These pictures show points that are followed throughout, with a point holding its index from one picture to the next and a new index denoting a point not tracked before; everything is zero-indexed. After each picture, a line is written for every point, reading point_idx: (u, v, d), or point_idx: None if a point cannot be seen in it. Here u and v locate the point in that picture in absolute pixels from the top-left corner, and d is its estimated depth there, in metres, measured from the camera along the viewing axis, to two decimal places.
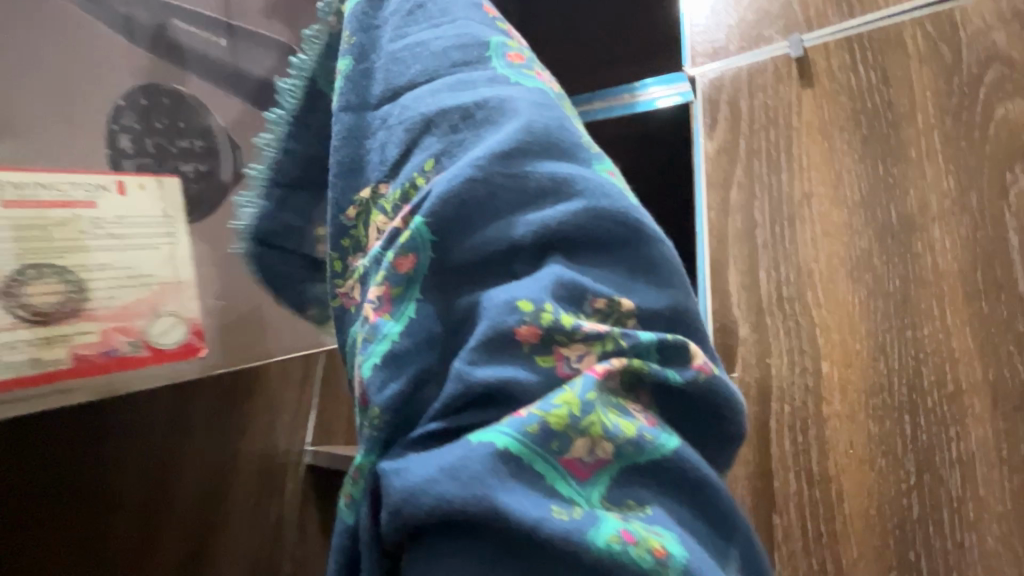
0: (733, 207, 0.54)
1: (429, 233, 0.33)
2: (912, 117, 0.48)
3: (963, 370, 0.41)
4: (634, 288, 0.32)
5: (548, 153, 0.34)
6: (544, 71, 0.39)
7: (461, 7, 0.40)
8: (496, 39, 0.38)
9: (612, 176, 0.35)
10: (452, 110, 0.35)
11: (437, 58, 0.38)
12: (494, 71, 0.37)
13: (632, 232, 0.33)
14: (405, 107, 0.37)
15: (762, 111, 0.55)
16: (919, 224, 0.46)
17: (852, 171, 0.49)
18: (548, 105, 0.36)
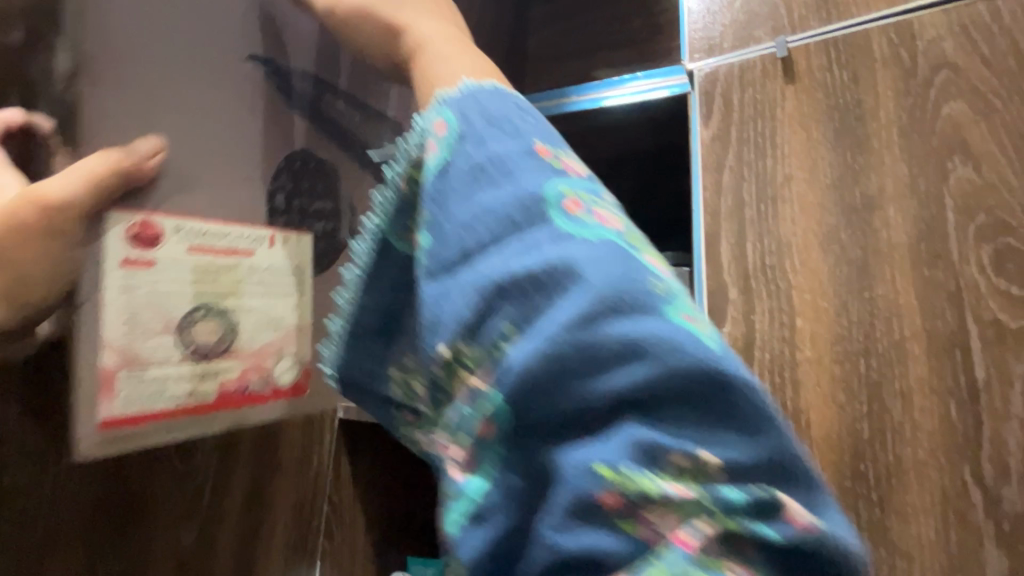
0: (725, 189, 0.63)
1: (507, 450, 0.26)
2: (875, 113, 0.57)
3: (907, 322, 0.52)
4: (728, 443, 0.24)
5: (619, 310, 0.25)
6: (606, 207, 0.29)
7: (509, 142, 0.30)
8: (551, 186, 0.29)
9: (693, 322, 0.26)
10: (522, 276, 0.26)
11: (501, 218, 0.28)
12: (557, 228, 0.27)
13: (727, 400, 0.24)
14: (477, 268, 0.27)
15: (751, 105, 0.64)
16: (878, 204, 0.55)
17: (826, 158, 0.59)
18: (627, 255, 0.27)
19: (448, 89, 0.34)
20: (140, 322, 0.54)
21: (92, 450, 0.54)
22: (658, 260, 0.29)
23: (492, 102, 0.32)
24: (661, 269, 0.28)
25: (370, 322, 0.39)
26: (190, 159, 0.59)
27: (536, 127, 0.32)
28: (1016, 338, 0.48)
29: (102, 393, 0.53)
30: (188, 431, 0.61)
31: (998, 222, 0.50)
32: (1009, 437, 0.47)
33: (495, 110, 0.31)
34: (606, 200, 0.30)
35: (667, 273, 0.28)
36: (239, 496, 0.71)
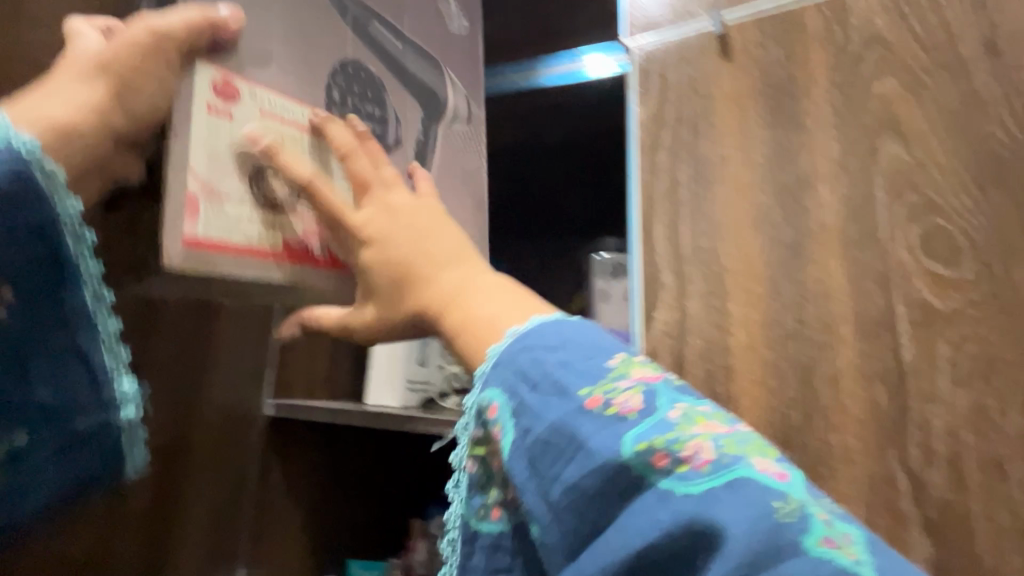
0: (660, 170, 0.61)
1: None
2: (808, 91, 0.56)
3: (837, 305, 0.50)
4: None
5: (758, 566, 0.30)
6: (689, 440, 0.35)
7: (569, 412, 0.37)
8: (629, 445, 0.35)
9: (835, 546, 0.31)
10: (651, 548, 0.32)
11: (591, 490, 0.35)
12: (665, 492, 0.33)
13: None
14: (566, 482, 0.36)
15: (688, 84, 0.61)
16: (810, 184, 0.54)
17: (760, 138, 0.57)
18: (736, 485, 0.33)
19: (497, 343, 0.43)
20: (218, 158, 0.46)
21: (177, 258, 0.43)
22: (764, 460, 0.35)
23: (557, 346, 0.41)
24: (774, 473, 0.34)
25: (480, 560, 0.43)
26: (257, 32, 0.50)
27: (586, 365, 0.40)
28: (943, 320, 0.47)
29: (183, 210, 0.43)
30: (248, 268, 0.47)
31: (926, 203, 0.49)
32: (935, 422, 0.46)
33: (550, 360, 0.40)
34: (661, 397, 0.38)
35: (778, 476, 0.34)
36: (147, 491, 0.68)
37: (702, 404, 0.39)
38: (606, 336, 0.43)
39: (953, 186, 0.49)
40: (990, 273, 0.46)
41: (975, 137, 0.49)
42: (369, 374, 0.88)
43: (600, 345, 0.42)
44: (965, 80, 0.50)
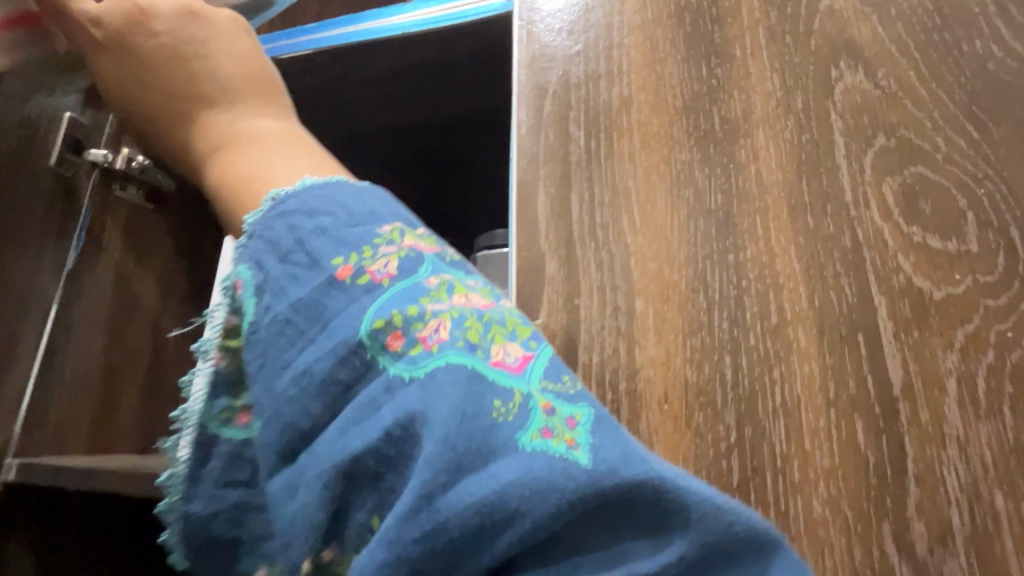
0: (546, 121, 0.44)
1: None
2: (736, 12, 0.41)
3: (788, 297, 0.34)
4: (613, 553, 0.21)
5: (460, 479, 0.21)
6: (430, 318, 0.25)
7: (314, 286, 0.26)
8: (363, 325, 0.25)
9: (555, 439, 0.22)
10: (362, 455, 0.22)
11: (322, 381, 0.24)
12: (392, 377, 0.24)
13: (597, 509, 0.21)
14: (297, 375, 0.25)
15: (581, 11, 0.46)
16: (742, 131, 0.38)
17: (674, 73, 0.41)
18: (474, 382, 0.23)
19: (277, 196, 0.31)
20: None
21: None
22: (504, 347, 0.25)
23: (316, 205, 0.29)
24: (511, 363, 0.24)
25: (207, 491, 0.28)
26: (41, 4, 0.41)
27: (347, 226, 0.28)
28: (941, 313, 0.31)
29: None
30: None
31: (902, 146, 0.34)
32: (943, 475, 0.29)
33: (307, 225, 0.28)
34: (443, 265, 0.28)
35: (515, 366, 0.24)
36: None
37: (474, 278, 0.28)
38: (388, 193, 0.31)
39: (936, 122, 0.34)
40: (1000, 243, 0.31)
41: (960, 55, 0.34)
42: None
43: (371, 199, 0.30)
44: None
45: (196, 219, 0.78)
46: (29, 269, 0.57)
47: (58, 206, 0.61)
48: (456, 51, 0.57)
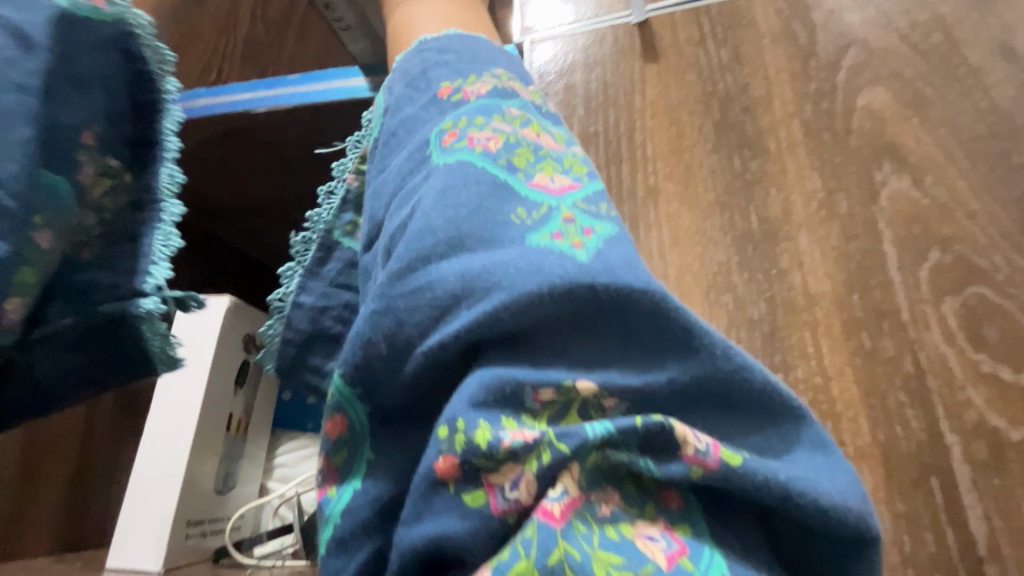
0: None
1: (351, 385, 0.24)
2: (768, 102, 0.39)
3: (848, 428, 0.30)
4: (599, 367, 0.22)
5: (461, 251, 0.24)
6: (484, 129, 0.29)
7: (420, 107, 0.32)
8: (431, 131, 0.30)
9: (563, 240, 0.24)
10: (394, 234, 0.27)
11: (397, 170, 0.30)
12: (434, 164, 0.28)
13: (590, 306, 0.22)
14: (381, 173, 0.31)
15: (600, 87, 0.43)
16: (783, 233, 0.35)
17: (704, 163, 0.38)
18: (500, 189, 0.26)
19: (431, 37, 0.38)
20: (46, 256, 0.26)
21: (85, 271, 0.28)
22: (550, 176, 0.27)
23: (449, 49, 0.35)
24: (553, 188, 0.27)
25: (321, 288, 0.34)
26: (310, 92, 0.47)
27: (465, 66, 0.33)
28: (1022, 458, 0.27)
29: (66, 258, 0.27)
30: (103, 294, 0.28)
31: (959, 264, 0.31)
32: None
33: (435, 60, 0.35)
34: (512, 101, 0.31)
35: (555, 189, 0.27)
36: None
37: (556, 128, 0.32)
38: (518, 62, 0.36)
39: (992, 239, 0.31)
40: None
41: (1011, 168, 0.33)
42: (122, 526, 0.55)
43: (498, 57, 0.35)
44: (981, 92, 0.35)
45: None
46: None
47: None
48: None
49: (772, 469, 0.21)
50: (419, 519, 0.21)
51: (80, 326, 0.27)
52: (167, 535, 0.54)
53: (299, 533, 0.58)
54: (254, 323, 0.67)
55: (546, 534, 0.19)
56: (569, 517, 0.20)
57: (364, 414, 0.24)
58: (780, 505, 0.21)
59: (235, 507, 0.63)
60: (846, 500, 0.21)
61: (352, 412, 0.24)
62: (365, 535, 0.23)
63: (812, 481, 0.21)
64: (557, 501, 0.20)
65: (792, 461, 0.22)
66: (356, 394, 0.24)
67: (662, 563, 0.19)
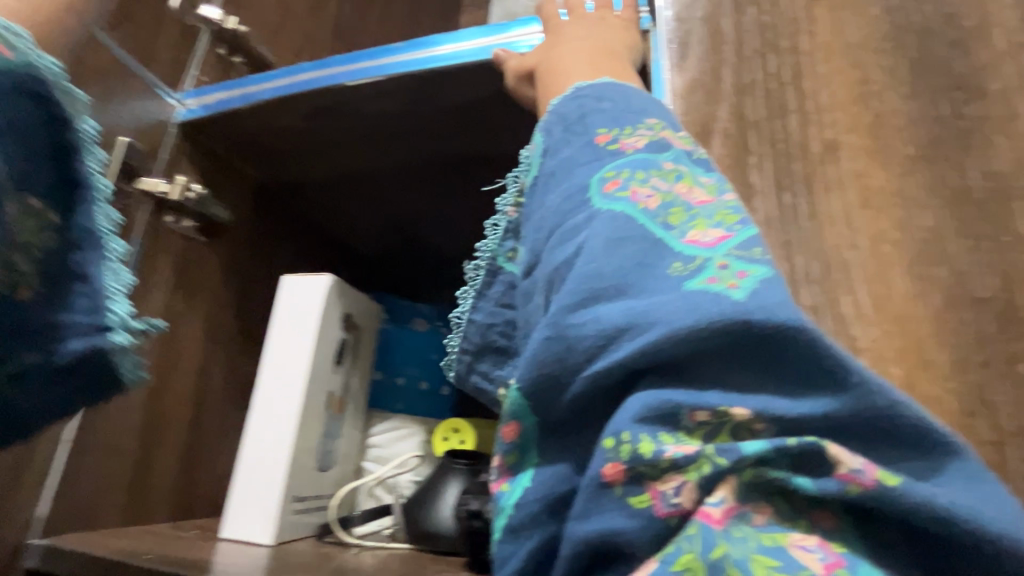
0: (717, 166, 0.35)
1: (524, 399, 0.26)
2: (983, 34, 0.32)
3: None
4: (753, 391, 0.22)
5: (626, 295, 0.24)
6: (648, 181, 0.27)
7: (575, 150, 0.31)
8: (593, 175, 0.29)
9: (717, 283, 0.23)
10: (560, 267, 0.27)
11: (551, 212, 0.30)
12: (595, 210, 0.27)
13: (745, 342, 0.22)
14: (542, 208, 0.31)
15: (756, 29, 0.38)
16: (1016, 192, 0.28)
17: (900, 110, 0.32)
18: (659, 245, 0.25)
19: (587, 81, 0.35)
20: None
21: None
22: (703, 231, 0.25)
23: (605, 95, 0.33)
24: (707, 242, 0.25)
25: (489, 307, 0.37)
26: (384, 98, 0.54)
27: (624, 114, 0.31)
28: None
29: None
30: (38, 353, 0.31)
31: None
32: None
33: (593, 107, 0.32)
34: (671, 153, 0.29)
35: (709, 243, 0.25)
36: None
37: (707, 177, 0.29)
38: (672, 112, 0.34)
39: None
40: None
41: None
42: (235, 498, 0.56)
43: (653, 104, 0.32)
44: None
45: (249, 256, 0.71)
46: None
47: None
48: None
49: (931, 493, 0.20)
50: (588, 519, 0.22)
51: (46, 365, 0.31)
52: (277, 510, 0.55)
53: (399, 514, 0.60)
54: (353, 302, 0.67)
55: (707, 534, 0.20)
56: (727, 522, 0.20)
57: (536, 426, 0.26)
58: (943, 529, 0.20)
59: (331, 485, 0.63)
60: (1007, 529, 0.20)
61: (525, 423, 0.26)
62: (537, 524, 0.25)
63: (974, 508, 0.20)
64: (716, 507, 0.21)
65: (948, 485, 0.21)
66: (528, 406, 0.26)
67: (819, 570, 0.19)
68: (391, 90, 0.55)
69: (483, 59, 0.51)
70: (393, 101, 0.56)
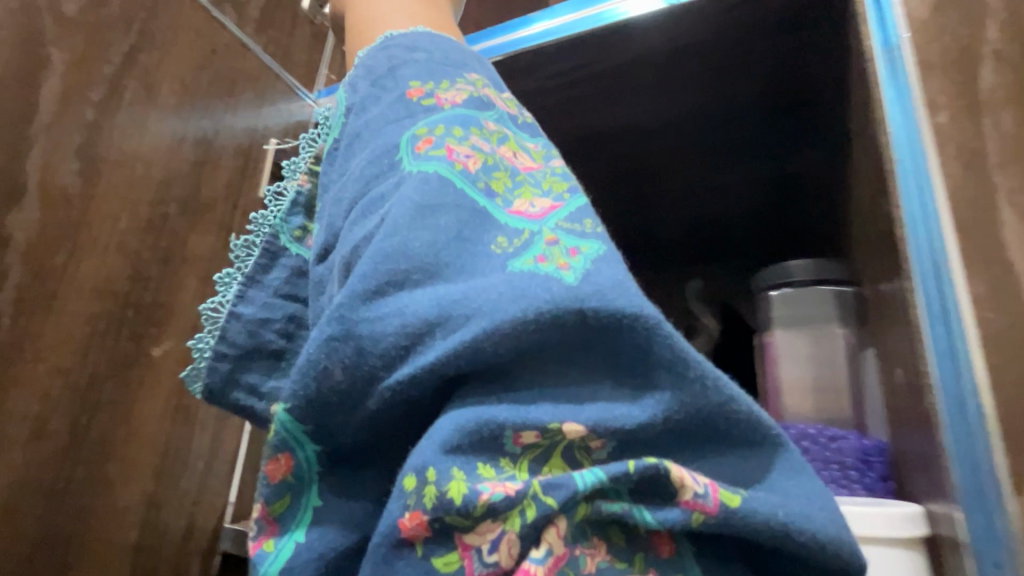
0: (991, 100, 0.28)
1: (301, 422, 0.21)
2: None
3: None
4: (582, 398, 0.20)
5: (437, 277, 0.22)
6: (466, 142, 0.26)
7: (386, 104, 0.29)
8: (406, 133, 0.27)
9: (547, 263, 0.21)
10: (360, 244, 0.24)
11: (359, 181, 0.26)
12: (405, 171, 0.25)
13: (583, 332, 0.20)
14: (346, 179, 0.27)
15: None
16: None
17: None
18: (479, 216, 0.23)
19: (400, 32, 0.33)
20: None
21: None
22: (530, 201, 0.25)
23: (420, 44, 0.31)
24: (532, 213, 0.24)
25: (263, 296, 0.31)
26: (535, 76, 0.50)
27: (439, 67, 0.30)
28: None
29: None
30: None
31: None
32: None
33: (405, 57, 0.31)
34: (488, 116, 0.28)
35: (536, 213, 0.24)
36: None
37: (533, 142, 0.29)
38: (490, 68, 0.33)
39: None
40: None
41: None
42: None
43: (470, 57, 0.31)
44: None
45: None
46: None
47: None
48: (733, 26, 0.42)
49: (771, 507, 0.19)
50: None
51: None
52: None
53: None
54: None
55: None
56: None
57: (315, 453, 0.22)
58: (779, 544, 0.19)
59: None
60: (837, 531, 0.20)
61: (300, 452, 0.22)
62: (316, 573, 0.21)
63: (810, 517, 0.19)
64: (539, 564, 0.18)
65: (783, 492, 0.20)
66: (306, 432, 0.21)
67: None
68: (525, 68, 0.49)
69: (617, 23, 0.44)
70: (527, 81, 0.50)
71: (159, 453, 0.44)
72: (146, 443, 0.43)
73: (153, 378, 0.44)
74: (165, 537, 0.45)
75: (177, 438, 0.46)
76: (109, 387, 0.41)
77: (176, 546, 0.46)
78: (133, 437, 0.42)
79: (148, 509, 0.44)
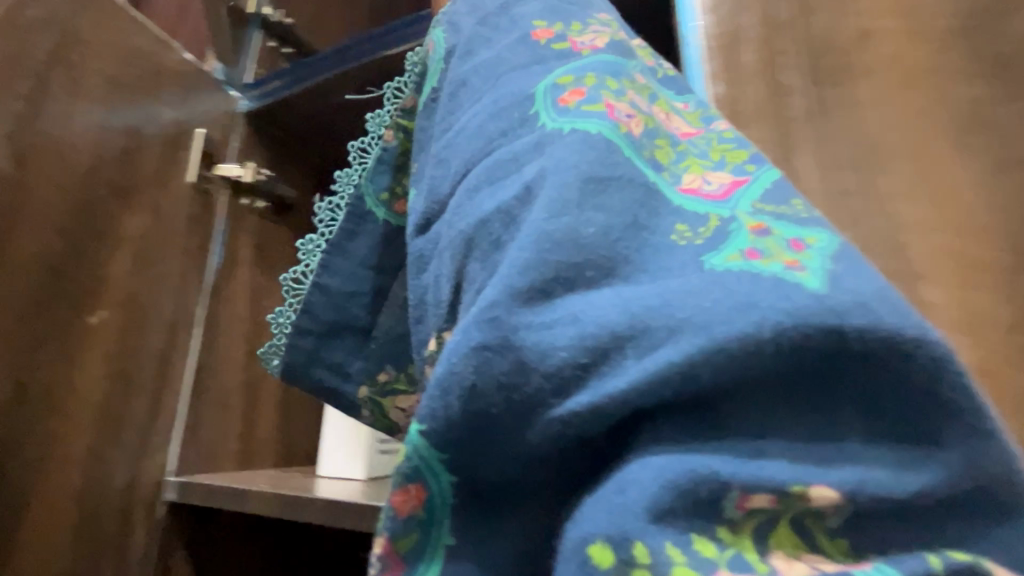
0: None
1: (438, 450, 0.20)
2: None
3: None
4: (803, 436, 0.18)
5: (592, 279, 0.21)
6: (623, 99, 0.27)
7: (505, 46, 0.31)
8: (543, 83, 0.28)
9: (779, 262, 0.20)
10: (490, 218, 0.24)
11: (474, 143, 0.28)
12: (546, 122, 0.26)
13: (801, 372, 0.18)
14: (462, 141, 0.29)
15: None
16: None
17: None
18: (652, 194, 0.24)
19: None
20: None
21: None
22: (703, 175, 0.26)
23: None
24: (710, 191, 0.24)
25: (346, 268, 0.36)
26: None
27: (561, 8, 0.33)
28: None
29: None
30: None
31: None
32: None
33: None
34: (629, 90, 0.28)
35: (716, 192, 0.24)
36: None
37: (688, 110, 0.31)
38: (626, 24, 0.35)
39: None
40: None
41: None
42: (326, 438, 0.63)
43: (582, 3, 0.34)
44: None
45: None
46: (174, 289, 0.58)
47: (195, 225, 0.61)
48: None
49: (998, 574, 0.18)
50: None
51: None
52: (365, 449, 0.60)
53: None
54: None
55: None
56: None
57: (447, 486, 0.20)
58: None
59: None
60: None
61: (433, 483, 0.20)
62: None
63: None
64: None
65: (1005, 545, 0.18)
66: (442, 460, 0.20)
67: None
68: None
69: None
70: None
71: (98, 412, 0.49)
72: (85, 405, 0.48)
73: (89, 345, 0.49)
74: (109, 487, 0.50)
75: (115, 402, 0.51)
76: (48, 351, 0.45)
77: (121, 497, 0.51)
78: (73, 397, 0.47)
79: (91, 464, 0.49)
